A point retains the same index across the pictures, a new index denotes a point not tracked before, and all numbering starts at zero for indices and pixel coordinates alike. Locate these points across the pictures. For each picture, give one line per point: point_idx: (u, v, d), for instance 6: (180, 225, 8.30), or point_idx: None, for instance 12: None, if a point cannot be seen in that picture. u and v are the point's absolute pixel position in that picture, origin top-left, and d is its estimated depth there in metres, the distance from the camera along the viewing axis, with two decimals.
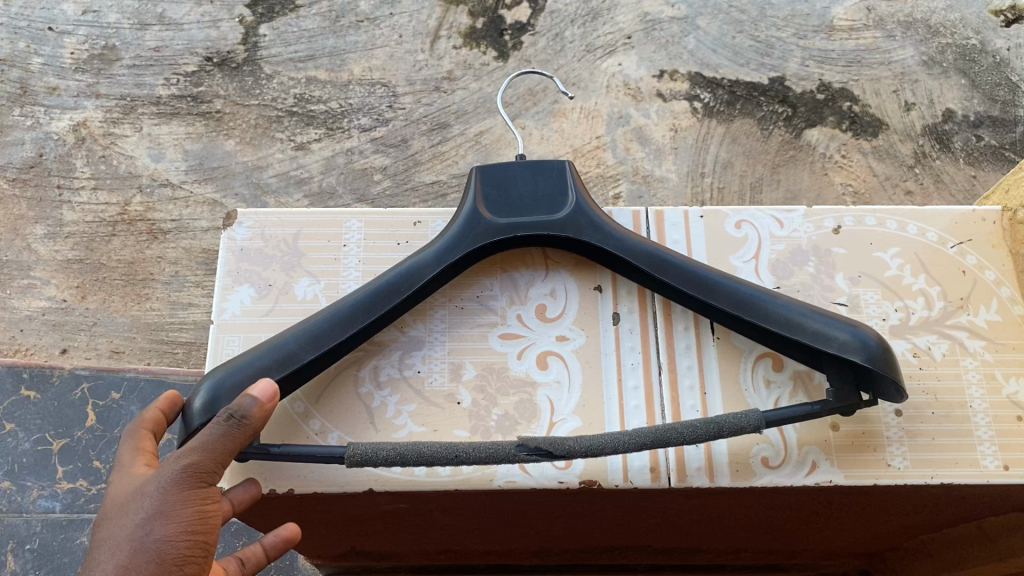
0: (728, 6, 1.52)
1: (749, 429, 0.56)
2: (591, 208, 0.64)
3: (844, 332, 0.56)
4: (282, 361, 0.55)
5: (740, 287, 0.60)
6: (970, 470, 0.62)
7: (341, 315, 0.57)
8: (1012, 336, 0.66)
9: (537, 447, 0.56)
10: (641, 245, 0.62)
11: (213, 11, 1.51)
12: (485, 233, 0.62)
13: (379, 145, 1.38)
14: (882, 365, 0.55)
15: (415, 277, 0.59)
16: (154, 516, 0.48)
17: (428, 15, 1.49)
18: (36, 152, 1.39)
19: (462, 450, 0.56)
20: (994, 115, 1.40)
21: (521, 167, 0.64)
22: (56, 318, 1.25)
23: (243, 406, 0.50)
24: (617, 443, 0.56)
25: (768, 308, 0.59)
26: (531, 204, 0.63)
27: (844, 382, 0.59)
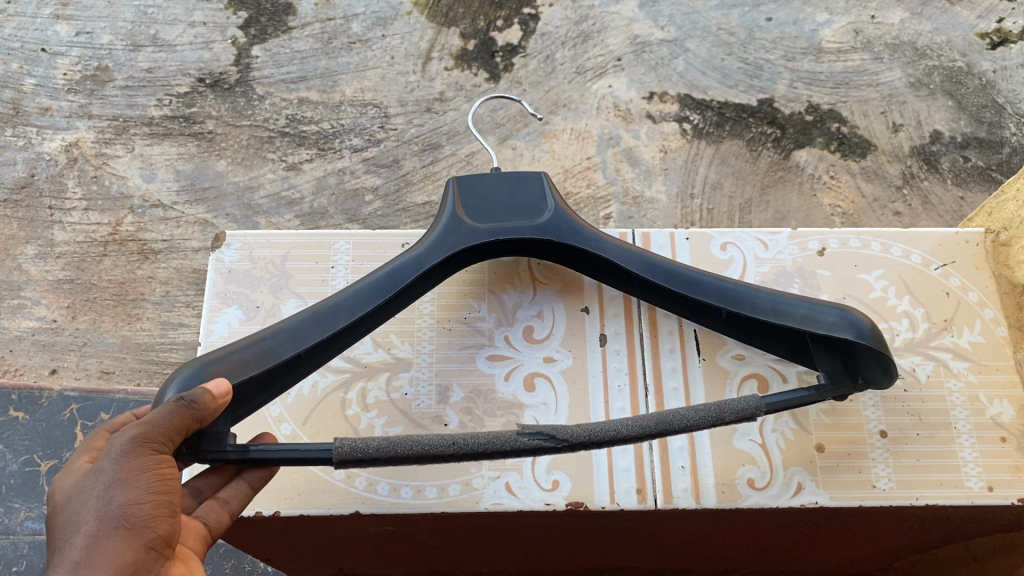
0: (717, 29, 1.53)
1: (750, 410, 0.56)
2: (569, 214, 0.65)
3: (830, 311, 0.58)
4: (264, 356, 0.54)
5: (723, 281, 0.61)
6: (955, 492, 0.62)
7: (323, 313, 0.56)
8: (995, 358, 0.67)
9: (540, 433, 0.53)
10: (623, 248, 0.64)
11: (206, 33, 1.52)
12: (470, 236, 0.63)
13: (371, 166, 1.39)
14: (871, 340, 0.57)
15: (401, 276, 0.60)
16: (108, 496, 0.46)
17: (420, 37, 1.50)
18: (28, 173, 1.39)
19: (460, 436, 0.53)
20: (981, 136, 1.42)
21: (497, 178, 0.66)
22: (46, 339, 1.25)
23: (197, 397, 0.49)
24: (621, 427, 0.54)
25: (751, 299, 0.60)
26: (512, 212, 0.65)
27: (834, 367, 0.60)
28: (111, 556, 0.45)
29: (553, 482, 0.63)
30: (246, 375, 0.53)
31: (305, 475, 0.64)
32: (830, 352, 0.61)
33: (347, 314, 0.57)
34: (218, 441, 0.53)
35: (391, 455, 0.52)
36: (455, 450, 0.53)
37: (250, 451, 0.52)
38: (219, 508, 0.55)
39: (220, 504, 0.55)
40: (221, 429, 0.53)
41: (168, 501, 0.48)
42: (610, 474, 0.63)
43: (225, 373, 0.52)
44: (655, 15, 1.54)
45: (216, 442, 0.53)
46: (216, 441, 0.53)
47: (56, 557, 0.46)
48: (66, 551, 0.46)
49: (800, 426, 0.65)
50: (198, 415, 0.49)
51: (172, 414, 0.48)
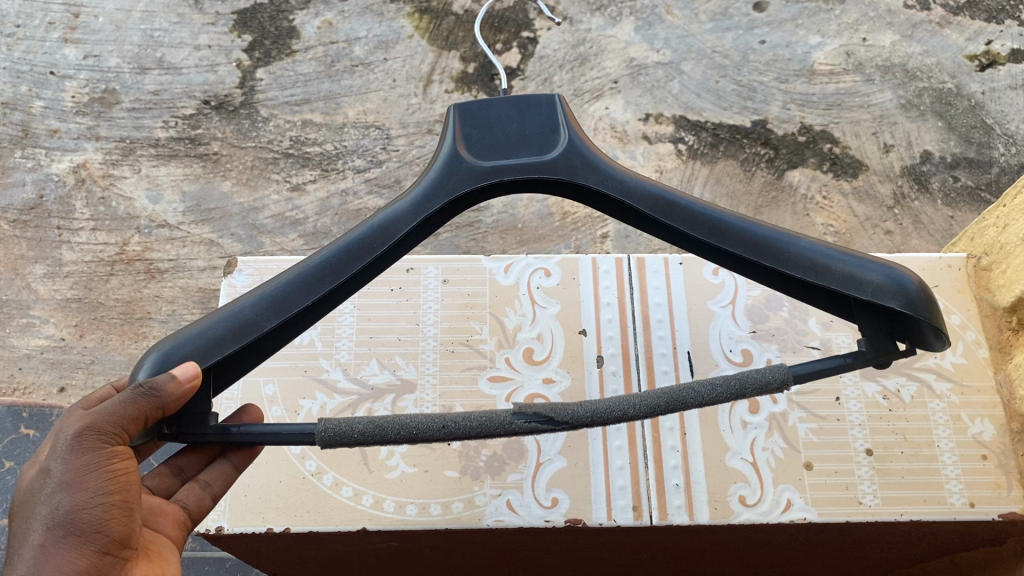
0: (711, 52, 1.57)
1: (775, 385, 0.51)
2: (586, 144, 0.56)
3: (879, 274, 0.49)
4: (239, 330, 0.48)
5: (761, 227, 0.52)
6: (938, 508, 0.65)
7: (304, 275, 0.50)
8: (977, 379, 0.69)
9: (539, 413, 0.49)
10: (645, 186, 0.54)
11: (211, 56, 1.55)
12: (469, 180, 0.55)
13: (373, 186, 1.42)
14: (923, 310, 0.49)
15: (392, 229, 0.52)
16: (60, 496, 0.49)
17: (421, 60, 1.53)
18: (37, 194, 1.42)
19: (450, 418, 0.49)
20: (970, 156, 1.44)
21: (503, 101, 0.57)
22: (55, 356, 1.28)
23: (161, 386, 0.46)
24: (628, 406, 0.49)
25: (791, 250, 0.51)
26: (519, 144, 0.56)
27: (877, 331, 0.53)
28: (64, 561, 0.49)
29: (553, 500, 0.66)
30: (220, 352, 0.47)
31: (315, 493, 0.66)
32: (876, 315, 0.53)
33: (330, 277, 0.50)
34: (199, 423, 0.51)
35: (376, 438, 0.49)
36: (444, 434, 0.49)
37: (230, 434, 0.50)
38: (200, 490, 0.59)
39: (201, 486, 0.59)
40: (202, 409, 0.51)
41: (121, 501, 0.50)
42: (607, 492, 0.66)
43: (197, 352, 0.47)
44: (651, 38, 1.57)
45: (197, 423, 0.51)
46: (198, 422, 0.51)
47: (15, 556, 0.50)
48: (22, 552, 0.49)
49: (789, 445, 0.68)
50: (157, 405, 0.46)
51: (130, 404, 0.47)
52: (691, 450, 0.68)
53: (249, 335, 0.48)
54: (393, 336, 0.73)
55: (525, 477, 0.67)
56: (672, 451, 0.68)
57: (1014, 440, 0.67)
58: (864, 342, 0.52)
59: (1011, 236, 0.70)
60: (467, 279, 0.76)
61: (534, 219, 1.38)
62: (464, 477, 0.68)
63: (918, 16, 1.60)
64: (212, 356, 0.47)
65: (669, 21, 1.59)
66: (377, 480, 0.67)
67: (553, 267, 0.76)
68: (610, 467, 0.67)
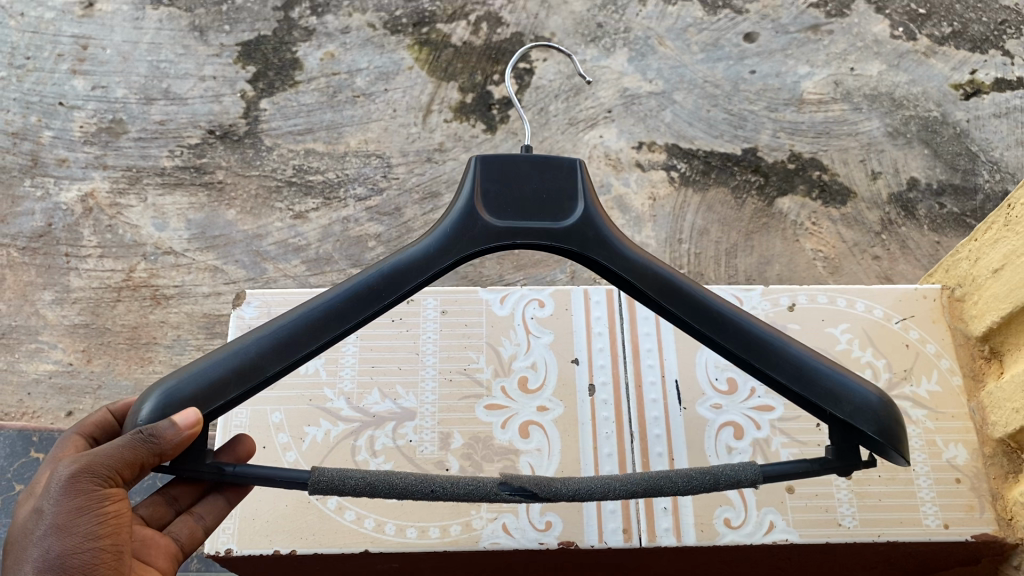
0: (703, 82, 1.61)
1: (745, 483, 0.52)
2: (599, 215, 0.58)
3: (862, 395, 0.50)
4: (243, 373, 0.50)
5: (756, 326, 0.53)
6: (913, 528, 0.70)
7: (311, 318, 0.52)
8: (952, 406, 0.74)
9: (522, 487, 0.51)
10: (651, 264, 0.55)
11: (215, 86, 1.59)
12: (477, 241, 0.57)
13: (374, 214, 1.45)
14: (893, 440, 0.50)
15: (397, 286, 0.54)
16: (52, 539, 0.53)
17: (421, 91, 1.58)
18: (46, 222, 1.45)
19: (438, 484, 0.51)
20: (955, 183, 1.48)
21: (528, 162, 0.59)
22: (62, 381, 1.31)
23: (160, 431, 0.48)
24: (610, 488, 0.51)
25: (780, 353, 0.52)
26: (533, 208, 0.58)
27: (844, 443, 0.53)
28: None
29: (546, 523, 0.70)
30: (222, 397, 0.50)
31: (319, 516, 0.70)
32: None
33: (336, 321, 0.53)
34: (196, 460, 0.53)
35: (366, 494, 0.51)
36: (433, 497, 0.51)
37: (225, 474, 0.52)
38: (194, 523, 0.63)
39: (196, 519, 0.63)
40: (200, 447, 0.53)
41: (110, 544, 0.54)
42: (599, 516, 0.70)
43: (200, 395, 0.49)
44: (644, 69, 1.62)
45: (192, 460, 0.53)
46: (194, 459, 0.53)
47: None
48: None
49: None
50: (155, 450, 0.49)
51: (128, 448, 0.50)
52: None
53: (253, 379, 0.50)
54: (393, 365, 0.77)
55: (520, 501, 0.71)
56: None
57: (985, 463, 0.72)
58: (832, 450, 0.53)
59: (983, 268, 0.75)
60: (464, 309, 0.80)
61: None
62: (463, 502, 0.72)
63: (904, 46, 1.63)
64: (216, 402, 0.49)
65: (661, 52, 1.63)
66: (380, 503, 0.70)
67: (547, 298, 0.81)
68: None
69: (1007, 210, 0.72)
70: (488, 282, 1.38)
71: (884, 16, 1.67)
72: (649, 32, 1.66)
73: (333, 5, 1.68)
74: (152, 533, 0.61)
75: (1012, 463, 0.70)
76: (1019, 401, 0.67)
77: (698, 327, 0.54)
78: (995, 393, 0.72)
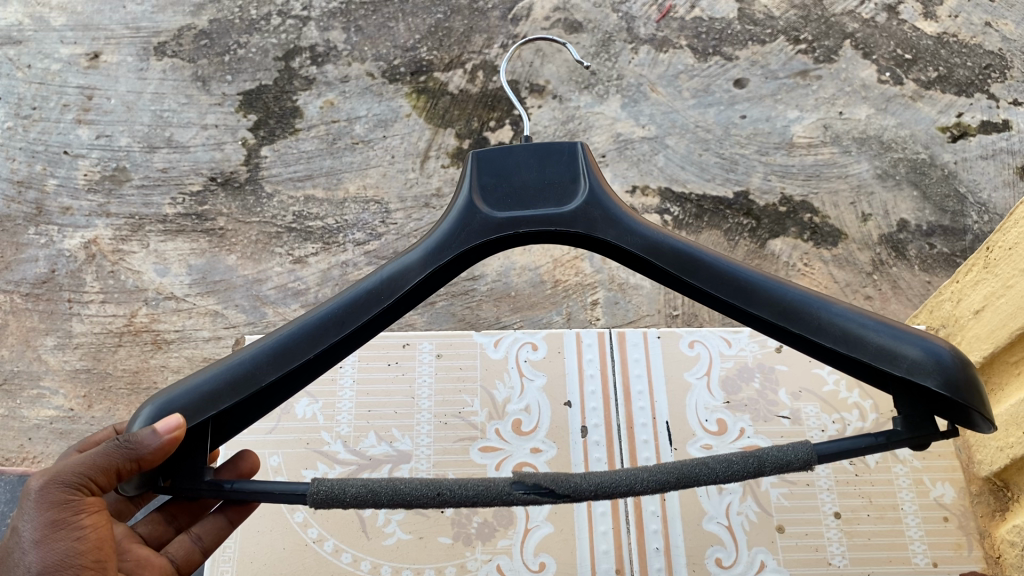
0: (694, 126, 1.64)
1: (797, 464, 0.52)
2: (605, 196, 0.60)
3: (915, 349, 0.50)
4: (237, 383, 0.52)
5: (787, 290, 0.54)
6: (902, 567, 0.73)
7: (310, 325, 0.54)
8: (939, 445, 0.79)
9: (539, 486, 0.51)
10: (667, 241, 0.58)
11: (217, 135, 1.62)
12: (484, 229, 0.60)
13: (372, 258, 1.48)
14: (961, 391, 0.49)
15: (400, 281, 0.57)
16: (33, 555, 0.56)
17: (419, 137, 1.61)
18: (49, 268, 1.47)
19: (446, 486, 0.52)
20: (945, 225, 1.51)
21: (523, 150, 0.62)
22: (63, 427, 1.32)
23: (140, 441, 0.50)
24: (635, 482, 0.51)
25: (820, 316, 0.53)
26: (538, 194, 0.61)
27: (913, 411, 0.53)
28: None
29: (540, 564, 0.75)
30: (218, 405, 0.52)
31: (317, 560, 0.75)
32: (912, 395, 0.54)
33: (335, 327, 0.54)
34: (194, 478, 0.55)
35: (369, 501, 0.52)
36: (441, 500, 0.52)
37: (224, 491, 0.53)
38: (191, 545, 0.67)
39: (192, 539, 0.67)
40: (196, 465, 0.55)
41: (92, 560, 0.57)
42: (592, 556, 0.75)
43: (193, 405, 0.51)
44: (637, 114, 1.65)
45: (192, 479, 0.55)
46: (193, 478, 0.55)
47: None
48: None
49: (762, 509, 0.77)
50: (134, 457, 0.51)
51: (103, 453, 0.53)
52: (670, 515, 0.77)
53: (247, 389, 0.52)
54: (390, 410, 0.82)
55: (513, 543, 0.76)
56: (653, 515, 0.77)
57: (973, 502, 0.76)
58: (901, 423, 0.54)
59: (965, 310, 0.79)
60: (458, 353, 0.86)
61: (527, 286, 1.43)
62: (457, 543, 0.76)
63: (892, 90, 1.67)
64: (208, 411, 0.51)
65: (653, 98, 1.66)
66: (376, 545, 0.75)
67: (540, 341, 0.86)
68: (594, 532, 0.76)
69: (986, 254, 0.76)
70: (486, 324, 1.40)
71: (871, 61, 1.70)
72: (641, 79, 1.69)
73: (333, 55, 1.72)
74: (148, 554, 0.65)
75: (999, 501, 0.73)
76: (1002, 440, 0.71)
77: (728, 302, 0.55)
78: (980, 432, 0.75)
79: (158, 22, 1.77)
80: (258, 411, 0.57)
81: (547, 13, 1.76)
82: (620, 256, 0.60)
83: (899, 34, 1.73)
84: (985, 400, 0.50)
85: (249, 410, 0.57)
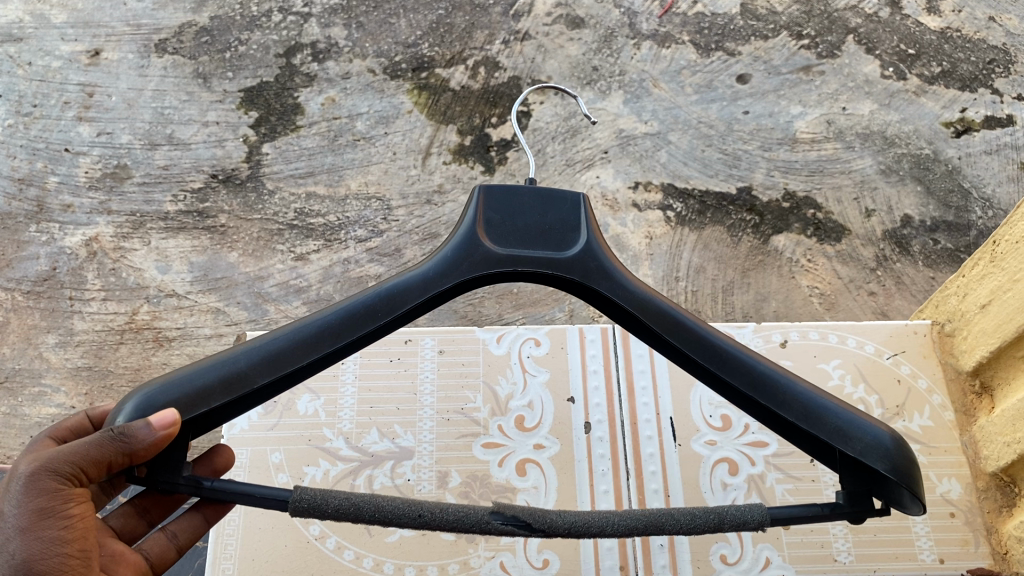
0: (697, 122, 1.63)
1: (752, 524, 0.53)
2: (602, 248, 0.60)
3: (867, 436, 0.51)
4: (230, 383, 0.52)
5: (761, 363, 0.55)
6: (908, 563, 0.73)
7: (305, 338, 0.54)
8: (943, 440, 0.78)
9: (515, 518, 0.52)
10: (654, 301, 0.57)
11: (218, 132, 1.62)
12: (480, 265, 0.59)
13: (374, 255, 1.48)
14: (904, 480, 0.51)
15: (395, 304, 0.56)
16: (16, 543, 0.56)
17: (420, 134, 1.60)
18: (51, 266, 1.47)
19: (426, 509, 0.52)
20: (948, 220, 1.50)
21: (531, 192, 0.61)
22: None
23: (134, 433, 0.50)
24: (605, 524, 0.53)
25: (786, 391, 0.54)
26: (537, 238, 0.60)
27: (857, 489, 0.54)
28: None
29: (544, 560, 0.75)
30: (207, 403, 0.52)
31: (318, 557, 0.75)
32: (859, 472, 0.54)
33: (329, 339, 0.54)
34: (172, 472, 0.55)
35: (351, 515, 0.52)
36: (419, 522, 0.52)
37: (202, 488, 0.54)
38: (166, 542, 0.68)
39: (168, 537, 0.68)
40: (175, 460, 0.55)
41: (78, 549, 0.58)
42: (596, 553, 0.75)
43: (184, 400, 0.51)
44: (639, 110, 1.64)
45: (169, 472, 0.55)
46: (170, 471, 0.55)
47: None
48: None
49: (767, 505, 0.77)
50: (126, 451, 0.51)
51: (96, 445, 0.52)
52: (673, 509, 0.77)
53: (239, 389, 0.52)
54: (392, 406, 0.82)
55: (516, 539, 0.76)
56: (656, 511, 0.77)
57: (979, 497, 0.75)
58: (843, 496, 0.54)
59: (971, 304, 0.78)
60: (461, 348, 0.85)
61: (529, 283, 1.42)
62: (459, 540, 0.76)
63: (895, 85, 1.66)
64: (196, 409, 0.51)
65: (656, 94, 1.66)
66: (378, 542, 0.75)
67: (542, 337, 0.86)
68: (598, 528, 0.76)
69: (992, 248, 0.76)
70: (488, 321, 1.39)
71: (874, 56, 1.69)
72: (644, 75, 1.68)
73: (334, 51, 1.71)
74: (123, 549, 0.65)
75: (1005, 497, 0.74)
76: (1010, 435, 0.71)
77: (704, 363, 0.55)
78: (987, 428, 0.75)
79: (159, 19, 1.76)
80: (241, 405, 0.55)
81: (548, 8, 1.75)
82: (609, 309, 0.59)
83: (903, 29, 1.73)
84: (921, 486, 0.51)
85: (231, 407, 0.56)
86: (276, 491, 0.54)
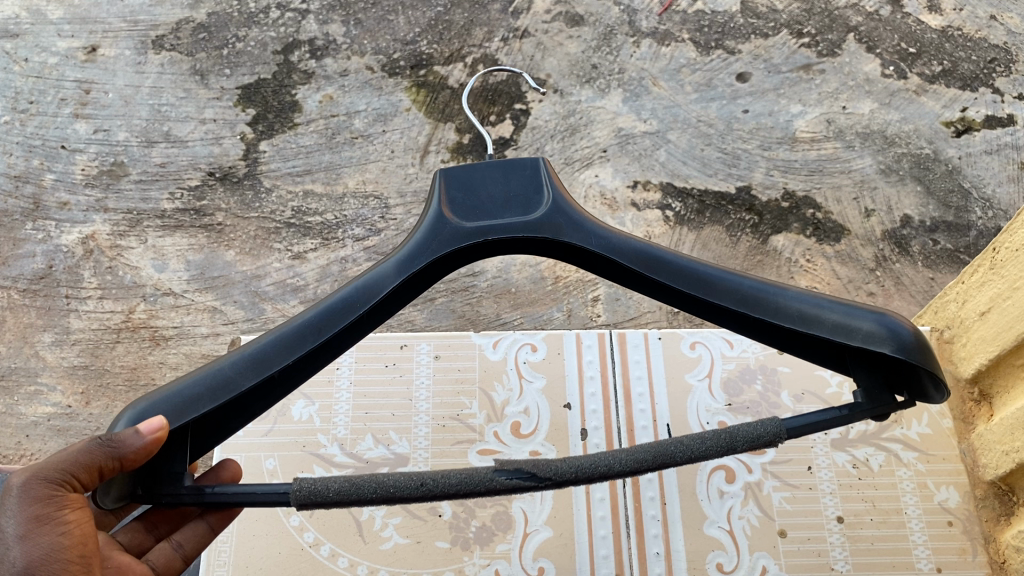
0: (696, 121, 1.62)
1: (765, 439, 0.53)
2: (569, 205, 0.60)
3: (868, 321, 0.52)
4: (216, 389, 0.51)
5: (745, 280, 0.55)
6: (906, 572, 0.74)
7: (287, 335, 0.53)
8: (940, 448, 0.79)
9: (520, 470, 0.50)
10: (629, 243, 0.58)
11: (215, 129, 1.61)
12: (454, 239, 0.59)
13: (371, 254, 1.47)
14: (914, 354, 0.51)
15: (374, 289, 0.56)
16: (16, 550, 0.55)
17: (418, 132, 1.59)
18: (47, 264, 1.46)
19: (428, 477, 0.50)
20: (948, 220, 1.50)
21: (489, 165, 0.61)
22: (61, 424, 1.31)
23: (123, 441, 0.49)
24: (613, 461, 0.51)
25: (777, 301, 0.54)
26: (503, 206, 0.60)
27: (873, 384, 0.56)
28: None
29: (539, 568, 0.75)
30: (197, 411, 0.51)
31: (313, 563, 0.75)
32: (873, 367, 0.56)
33: (311, 336, 0.54)
34: (174, 483, 0.55)
35: (353, 496, 0.51)
36: (422, 492, 0.51)
37: (205, 495, 0.53)
38: (172, 552, 0.68)
39: (174, 546, 0.68)
40: (178, 470, 0.55)
41: (78, 555, 0.56)
42: (592, 561, 0.76)
43: (174, 409, 0.51)
44: (638, 109, 1.63)
45: (172, 484, 0.55)
46: (172, 482, 0.55)
47: None
48: None
49: (764, 513, 0.77)
50: (115, 455, 0.50)
51: (84, 451, 0.52)
52: (671, 519, 0.78)
53: (225, 394, 0.51)
54: (388, 412, 0.82)
55: (513, 547, 0.76)
56: (653, 519, 0.78)
57: (977, 506, 0.76)
58: (861, 395, 0.56)
59: (971, 310, 0.78)
60: (457, 354, 0.85)
61: (527, 283, 1.42)
62: (455, 548, 0.76)
63: (895, 85, 1.65)
64: (188, 414, 0.51)
65: (655, 93, 1.65)
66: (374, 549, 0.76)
67: (539, 342, 0.86)
68: (594, 536, 0.77)
69: (992, 255, 0.75)
70: (486, 321, 1.39)
71: (875, 55, 1.68)
72: (643, 73, 1.67)
73: (332, 48, 1.70)
74: (130, 561, 0.64)
75: (1004, 506, 0.74)
76: (1008, 444, 0.71)
77: (690, 292, 0.56)
78: (986, 436, 0.75)
79: (157, 15, 1.76)
80: (241, 416, 0.57)
81: (547, 6, 1.75)
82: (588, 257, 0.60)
83: (904, 27, 1.72)
84: (936, 363, 0.52)
85: (229, 417, 0.57)
86: (277, 491, 0.52)
